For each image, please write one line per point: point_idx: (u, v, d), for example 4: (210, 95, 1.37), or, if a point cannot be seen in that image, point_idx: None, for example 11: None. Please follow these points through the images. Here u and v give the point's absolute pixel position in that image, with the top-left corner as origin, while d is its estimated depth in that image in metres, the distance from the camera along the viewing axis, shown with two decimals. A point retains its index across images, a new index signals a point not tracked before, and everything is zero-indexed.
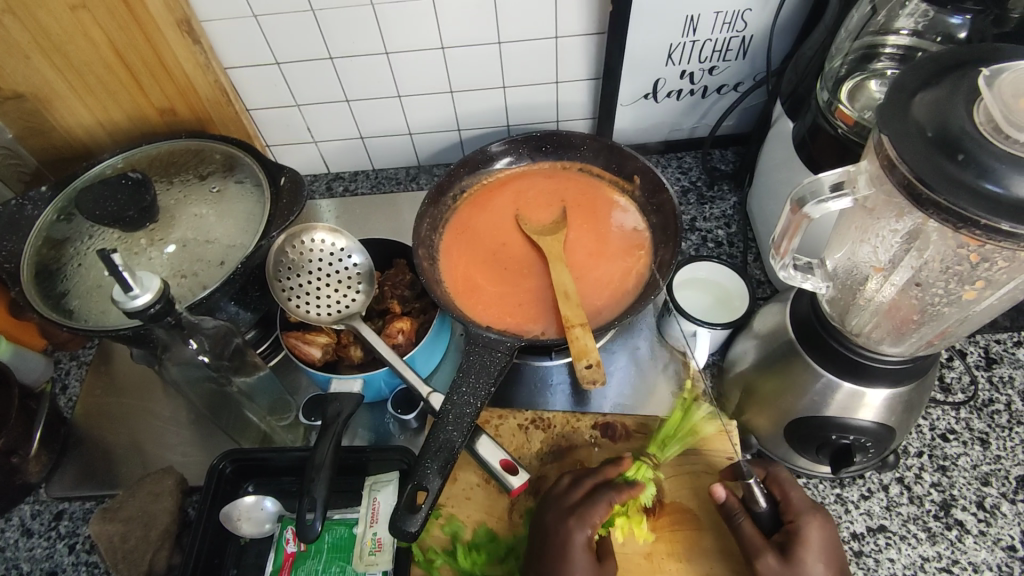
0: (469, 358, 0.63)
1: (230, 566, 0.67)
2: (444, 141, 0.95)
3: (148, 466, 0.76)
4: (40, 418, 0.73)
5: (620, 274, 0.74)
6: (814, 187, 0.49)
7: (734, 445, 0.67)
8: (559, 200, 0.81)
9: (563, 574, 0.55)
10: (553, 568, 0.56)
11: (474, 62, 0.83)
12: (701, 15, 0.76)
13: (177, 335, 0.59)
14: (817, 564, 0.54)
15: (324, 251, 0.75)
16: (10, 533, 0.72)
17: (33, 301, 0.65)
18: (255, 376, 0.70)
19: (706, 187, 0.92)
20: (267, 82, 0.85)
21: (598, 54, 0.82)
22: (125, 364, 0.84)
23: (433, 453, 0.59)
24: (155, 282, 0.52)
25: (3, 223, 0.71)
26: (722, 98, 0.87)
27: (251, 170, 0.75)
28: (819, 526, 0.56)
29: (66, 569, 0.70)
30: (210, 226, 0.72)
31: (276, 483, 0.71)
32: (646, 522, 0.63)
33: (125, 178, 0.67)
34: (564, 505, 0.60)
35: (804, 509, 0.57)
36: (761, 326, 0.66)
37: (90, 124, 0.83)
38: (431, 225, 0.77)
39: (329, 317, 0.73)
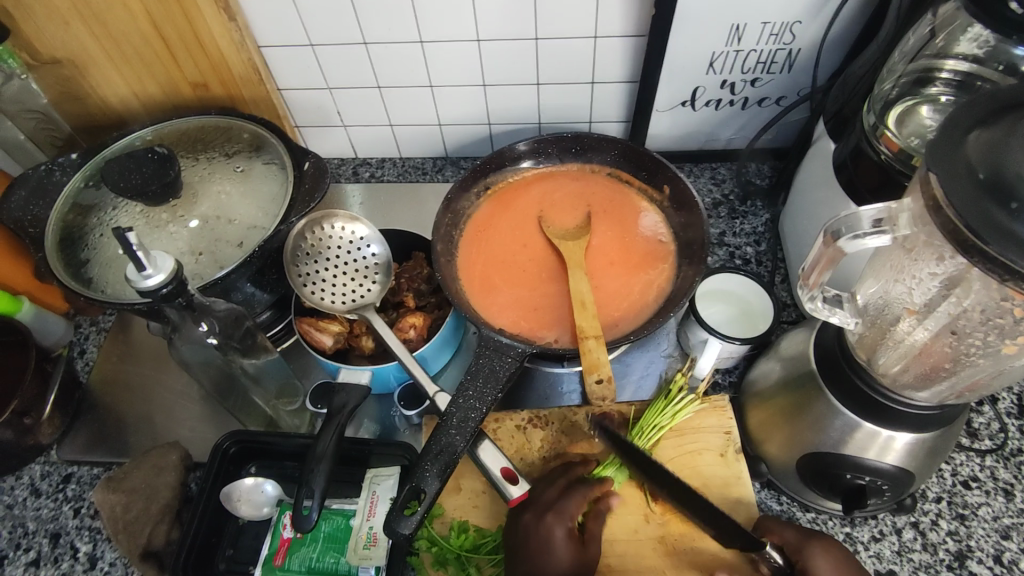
0: (478, 362, 0.62)
1: (226, 546, 0.68)
2: (474, 135, 0.94)
3: (156, 438, 0.77)
4: (55, 381, 0.75)
5: (640, 288, 0.72)
6: (851, 222, 0.47)
7: (727, 418, 0.69)
8: (584, 204, 0.79)
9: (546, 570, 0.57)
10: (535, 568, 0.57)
11: (509, 57, 0.81)
12: (747, 25, 0.72)
13: (187, 316, 0.59)
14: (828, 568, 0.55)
15: (343, 239, 0.75)
16: (19, 491, 0.74)
17: (54, 267, 0.66)
18: (266, 359, 0.70)
19: (739, 202, 0.89)
20: (300, 63, 0.84)
21: (637, 58, 0.80)
22: (142, 334, 0.85)
23: (434, 456, 0.59)
24: (168, 263, 0.52)
25: (32, 187, 0.72)
26: (762, 112, 0.84)
27: (278, 152, 0.75)
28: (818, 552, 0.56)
29: (70, 532, 0.71)
30: (232, 206, 0.71)
31: (279, 467, 0.72)
32: (656, 506, 0.64)
33: (152, 152, 0.67)
34: (543, 503, 0.61)
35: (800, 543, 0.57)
36: (787, 348, 0.63)
37: (124, 94, 0.84)
38: (452, 220, 0.76)
39: (343, 306, 0.73)
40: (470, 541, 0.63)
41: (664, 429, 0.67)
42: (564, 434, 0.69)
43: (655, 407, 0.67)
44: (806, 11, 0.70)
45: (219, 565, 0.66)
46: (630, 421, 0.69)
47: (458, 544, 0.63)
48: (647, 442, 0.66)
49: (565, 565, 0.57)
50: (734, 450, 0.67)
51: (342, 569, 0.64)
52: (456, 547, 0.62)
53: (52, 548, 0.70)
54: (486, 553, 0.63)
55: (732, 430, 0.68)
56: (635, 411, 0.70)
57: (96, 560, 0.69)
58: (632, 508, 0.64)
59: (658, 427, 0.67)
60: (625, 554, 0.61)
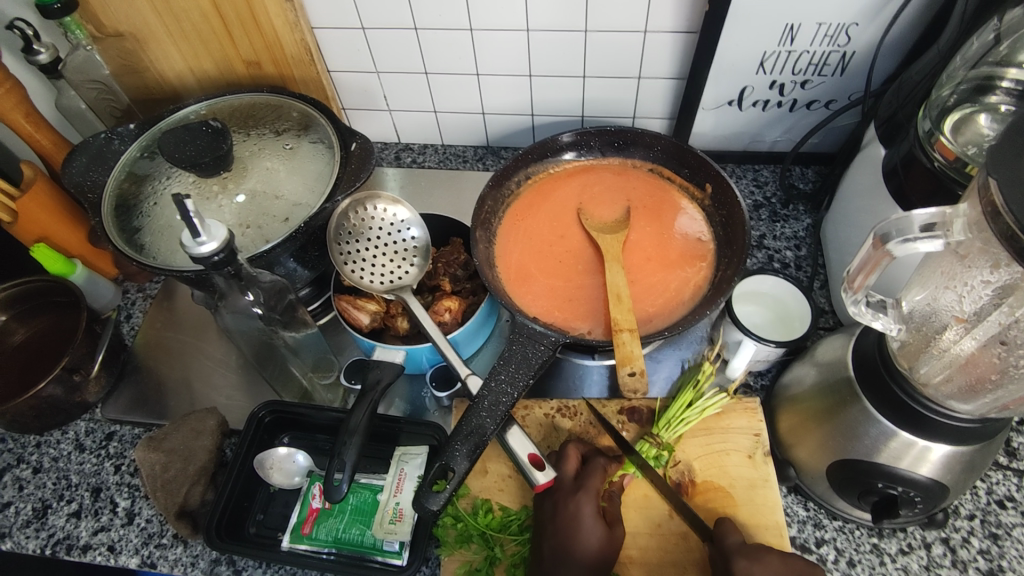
0: (511, 348, 0.63)
1: (257, 511, 0.70)
2: (517, 125, 0.94)
3: (194, 402, 0.79)
4: (103, 342, 0.78)
5: (676, 285, 0.72)
6: (902, 224, 0.46)
7: (758, 420, 0.68)
8: (625, 199, 0.79)
9: (574, 542, 0.58)
10: (564, 540, 0.58)
11: (556, 49, 0.81)
12: (802, 25, 0.71)
13: (234, 285, 0.61)
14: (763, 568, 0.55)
15: (384, 221, 0.76)
16: (64, 445, 0.77)
17: (109, 232, 0.69)
18: (304, 333, 0.72)
19: (781, 206, 0.88)
20: (351, 46, 0.85)
21: (686, 54, 0.79)
22: (186, 303, 0.89)
23: (463, 436, 0.60)
24: (222, 231, 0.53)
25: (92, 154, 0.75)
26: (811, 115, 0.83)
27: (325, 131, 0.77)
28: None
29: (111, 487, 0.74)
30: (280, 182, 0.73)
31: (311, 439, 0.74)
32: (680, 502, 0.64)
33: (207, 125, 0.69)
34: (567, 480, 0.62)
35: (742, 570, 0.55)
36: (823, 354, 0.64)
37: (181, 69, 0.86)
38: (491, 208, 0.77)
39: (381, 286, 0.74)
40: (495, 520, 0.64)
41: (691, 425, 0.67)
42: (593, 424, 0.70)
43: (680, 402, 0.66)
44: (863, 14, 0.69)
45: (250, 529, 0.68)
46: (657, 412, 0.69)
47: (484, 522, 0.63)
48: (672, 434, 0.66)
49: (595, 543, 0.58)
50: (763, 452, 0.66)
51: (366, 543, 0.66)
52: (482, 524, 0.63)
53: (93, 501, 0.73)
54: (511, 532, 0.64)
55: (761, 432, 0.68)
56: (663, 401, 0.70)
57: (134, 515, 0.71)
58: (657, 501, 0.65)
59: (683, 422, 0.67)
60: (647, 545, 0.62)
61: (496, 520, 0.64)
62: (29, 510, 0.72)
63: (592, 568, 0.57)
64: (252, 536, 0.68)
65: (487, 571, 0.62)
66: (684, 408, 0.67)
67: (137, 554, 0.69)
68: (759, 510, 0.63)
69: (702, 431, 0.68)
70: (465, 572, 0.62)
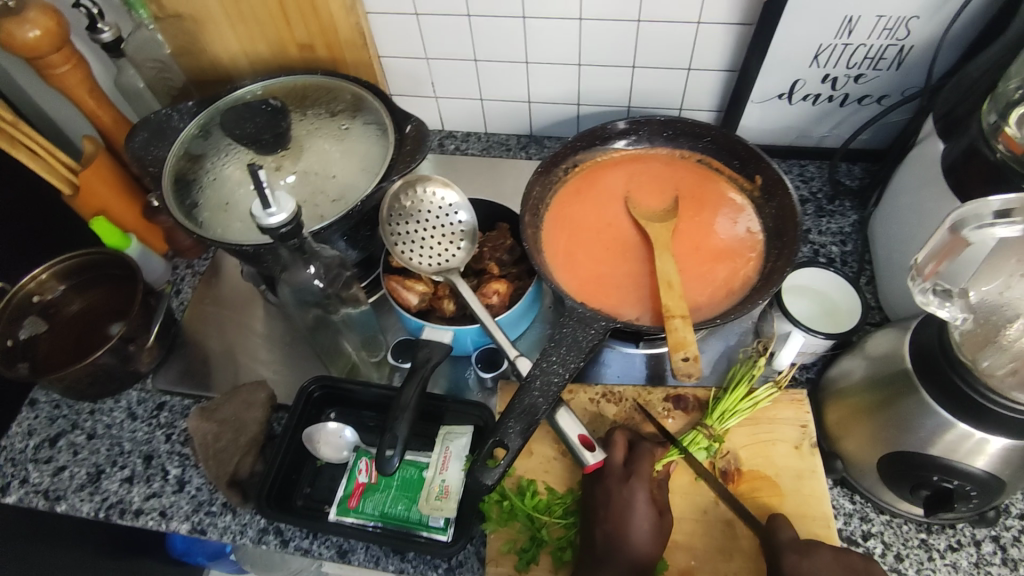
0: (561, 330, 0.63)
1: (304, 484, 0.71)
2: (562, 115, 0.95)
3: (241, 376, 0.81)
4: (158, 315, 0.79)
5: (725, 275, 0.72)
6: (980, 211, 0.46)
7: (804, 411, 0.68)
8: (673, 189, 0.80)
9: (627, 527, 0.59)
10: (618, 525, 0.59)
11: (608, 38, 0.82)
12: (861, 17, 0.71)
13: (298, 258, 0.63)
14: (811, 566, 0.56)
15: (434, 204, 0.77)
16: (117, 413, 0.79)
17: (169, 205, 0.70)
18: (356, 310, 0.73)
19: (826, 201, 0.88)
20: (403, 31, 0.86)
21: (738, 46, 0.79)
22: (232, 281, 0.90)
23: (518, 414, 0.60)
24: (290, 203, 0.54)
25: (152, 130, 0.77)
26: (862, 110, 0.82)
27: (378, 114, 0.78)
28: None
29: (162, 456, 0.75)
30: (334, 163, 0.74)
31: (357, 416, 0.75)
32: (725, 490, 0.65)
33: (266, 104, 0.71)
34: (616, 467, 0.63)
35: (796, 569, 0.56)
36: (874, 348, 0.64)
37: (235, 51, 0.88)
38: (540, 193, 0.77)
39: (429, 268, 0.75)
40: (540, 502, 0.64)
41: (744, 415, 0.67)
42: (637, 411, 0.70)
43: (733, 396, 0.66)
44: (925, 7, 0.69)
45: (297, 501, 0.70)
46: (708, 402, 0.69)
47: (530, 504, 0.64)
48: (725, 425, 0.67)
49: (648, 529, 0.59)
50: (810, 444, 0.66)
51: (412, 518, 0.67)
52: (529, 506, 0.64)
53: (145, 468, 0.75)
54: (556, 516, 0.64)
55: (808, 424, 0.68)
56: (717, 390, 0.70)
57: (184, 483, 0.73)
58: (702, 488, 0.65)
59: (737, 413, 0.67)
60: (694, 532, 0.63)
61: (542, 505, 0.64)
62: (83, 474, 0.75)
63: (646, 553, 0.58)
64: (300, 508, 0.69)
65: (533, 551, 0.62)
66: (738, 400, 0.67)
67: (188, 520, 0.71)
68: (806, 502, 0.63)
69: (749, 421, 0.68)
70: (509, 549, 0.63)
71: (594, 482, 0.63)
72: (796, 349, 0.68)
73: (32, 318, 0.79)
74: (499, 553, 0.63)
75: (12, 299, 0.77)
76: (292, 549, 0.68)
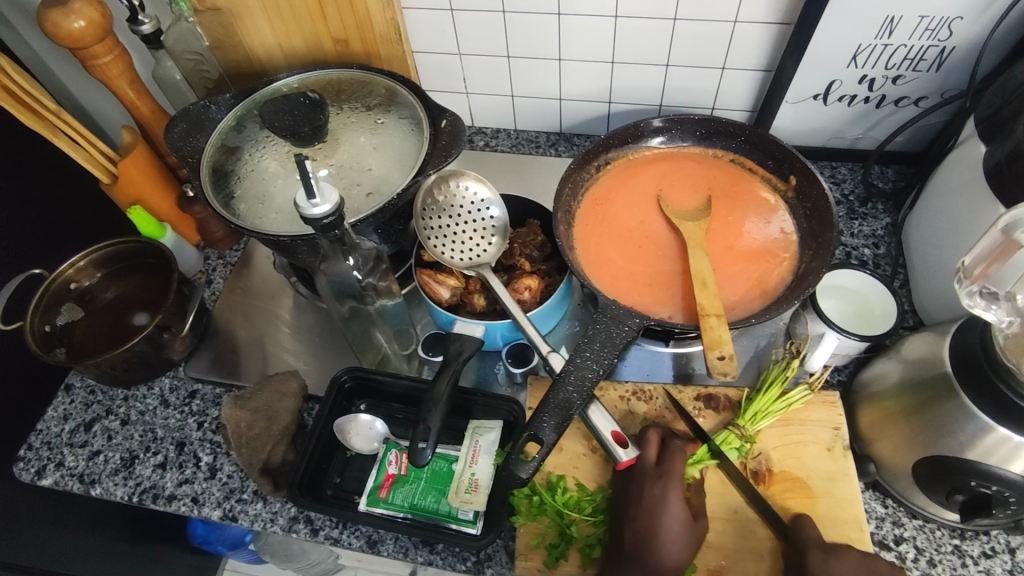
0: (594, 327, 0.63)
1: (334, 474, 0.72)
2: (592, 112, 0.95)
3: (272, 366, 0.82)
4: (192, 304, 0.80)
5: (758, 275, 0.72)
6: None
7: (837, 414, 0.68)
8: (705, 188, 0.79)
9: (658, 526, 0.59)
10: (648, 524, 0.59)
11: (643, 36, 0.82)
12: (903, 17, 0.70)
13: (338, 249, 0.63)
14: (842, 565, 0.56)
15: (467, 199, 0.77)
16: (150, 400, 0.80)
17: (207, 195, 0.71)
18: (390, 303, 0.74)
19: (859, 203, 0.87)
20: (437, 27, 0.87)
21: (775, 46, 0.79)
22: (262, 272, 0.91)
23: (552, 409, 0.61)
24: (334, 194, 0.55)
25: (191, 121, 0.78)
26: (898, 112, 0.82)
27: (413, 108, 0.78)
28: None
29: (194, 443, 0.76)
30: (368, 156, 0.75)
31: (386, 408, 0.76)
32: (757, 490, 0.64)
33: (304, 97, 0.71)
34: (649, 465, 0.63)
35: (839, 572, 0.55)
36: (910, 351, 0.63)
37: (270, 45, 0.89)
38: (572, 190, 0.77)
39: (461, 262, 0.76)
40: (571, 499, 0.64)
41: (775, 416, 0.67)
42: (669, 409, 0.70)
43: (764, 397, 0.66)
44: (969, 8, 0.68)
45: (327, 491, 0.70)
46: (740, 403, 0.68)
47: (561, 501, 0.63)
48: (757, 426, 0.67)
49: (679, 528, 0.59)
50: (842, 446, 0.66)
51: (441, 510, 0.67)
52: (559, 502, 0.63)
53: (178, 455, 0.76)
54: (585, 513, 0.64)
55: (841, 426, 0.67)
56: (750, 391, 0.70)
57: (216, 470, 0.74)
58: (733, 489, 0.65)
59: (769, 414, 0.66)
60: (725, 531, 0.62)
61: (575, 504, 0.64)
62: (117, 459, 0.76)
63: (676, 553, 0.58)
64: (330, 497, 0.70)
65: (562, 547, 0.62)
66: (769, 401, 0.67)
67: (220, 507, 0.72)
68: (837, 504, 0.63)
69: (781, 423, 0.68)
70: (537, 543, 0.63)
71: (626, 479, 0.63)
72: (827, 352, 0.67)
73: (69, 305, 0.80)
74: (528, 547, 0.63)
75: (51, 286, 0.78)
76: (321, 538, 0.69)
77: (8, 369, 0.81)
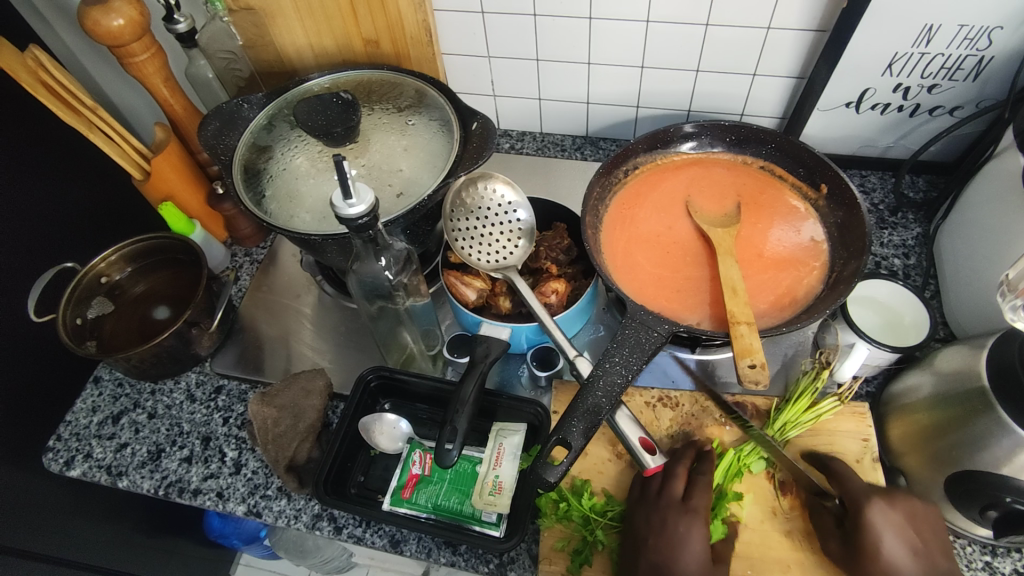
0: (624, 332, 0.63)
1: (358, 473, 0.72)
2: (620, 117, 0.95)
3: (297, 363, 0.82)
4: (221, 301, 0.81)
5: (788, 283, 0.71)
6: None
7: (867, 425, 0.67)
8: (734, 194, 0.79)
9: (676, 563, 0.58)
10: (667, 557, 0.58)
11: (674, 41, 0.81)
12: (942, 26, 0.69)
13: (371, 249, 0.63)
14: (885, 533, 0.57)
15: (494, 202, 0.77)
16: (176, 394, 0.81)
17: (239, 193, 0.72)
18: (418, 303, 0.74)
19: (889, 213, 0.86)
20: (468, 29, 0.87)
21: (808, 53, 0.78)
22: (288, 270, 0.92)
23: (580, 414, 0.60)
24: (370, 195, 0.56)
25: (224, 119, 0.79)
26: (932, 121, 0.81)
27: (443, 110, 0.78)
28: (883, 508, 0.58)
29: (220, 438, 0.77)
30: (398, 156, 0.75)
31: (411, 408, 0.77)
32: (783, 500, 0.64)
33: (337, 97, 0.72)
34: (675, 498, 0.62)
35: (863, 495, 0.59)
36: (944, 364, 0.62)
37: (301, 45, 0.90)
38: (600, 194, 0.77)
39: (488, 264, 0.76)
40: (598, 505, 0.64)
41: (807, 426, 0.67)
42: (694, 416, 0.70)
43: (795, 407, 0.67)
44: (1011, 17, 0.67)
45: (351, 489, 0.70)
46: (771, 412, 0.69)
47: (586, 509, 0.64)
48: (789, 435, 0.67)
49: (697, 567, 0.58)
50: (872, 458, 0.65)
51: (464, 511, 0.66)
52: (586, 508, 0.64)
53: (204, 449, 0.76)
54: (608, 518, 0.64)
55: (870, 438, 0.66)
56: (779, 401, 0.70)
57: (241, 466, 0.75)
58: (759, 499, 0.64)
59: (800, 424, 0.67)
60: (753, 543, 0.62)
61: (603, 511, 0.64)
62: (144, 452, 0.77)
63: None
64: (354, 495, 0.70)
65: (587, 553, 0.62)
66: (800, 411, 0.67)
67: (244, 502, 0.72)
68: None
69: (809, 434, 0.67)
70: (562, 547, 0.63)
71: (648, 511, 0.62)
72: (856, 363, 0.67)
73: (99, 299, 0.81)
74: (552, 551, 0.63)
75: (83, 280, 0.78)
76: (345, 536, 0.69)
77: (38, 360, 0.83)
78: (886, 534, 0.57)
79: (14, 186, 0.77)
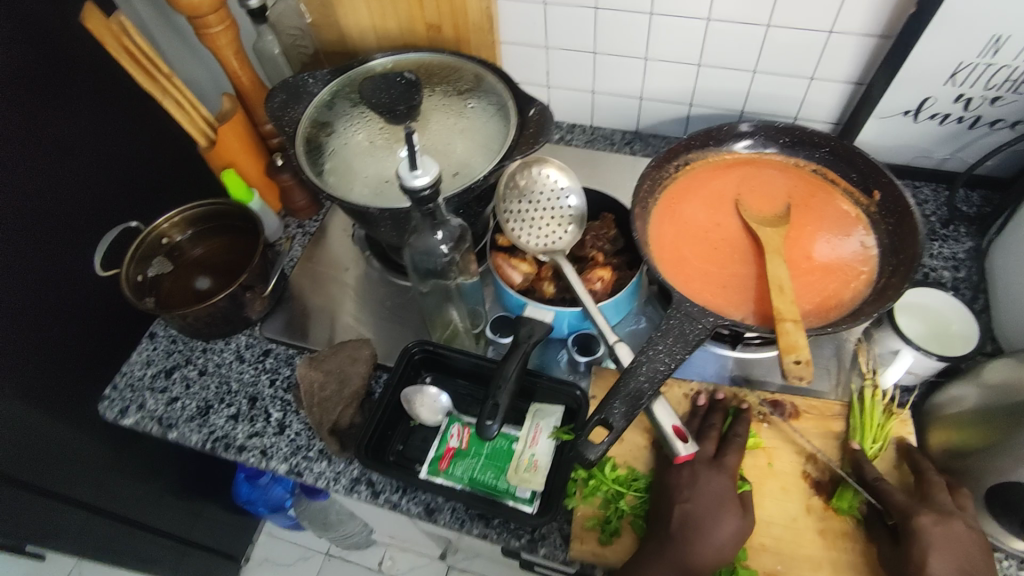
0: (669, 322, 0.64)
1: (398, 441, 0.74)
2: (672, 113, 0.96)
3: (342, 333, 0.85)
4: (275, 268, 0.85)
5: (835, 286, 0.71)
6: None
7: (908, 429, 0.68)
8: (785, 196, 0.79)
9: (713, 526, 0.60)
10: (705, 513, 0.61)
11: (733, 40, 0.82)
12: (1010, 37, 0.69)
13: (428, 223, 0.66)
14: (935, 554, 0.56)
15: (547, 186, 0.80)
16: (227, 354, 0.84)
17: (301, 164, 0.74)
18: (468, 282, 0.76)
19: (940, 225, 0.85)
20: (529, 18, 0.89)
21: (869, 58, 0.78)
22: (337, 243, 0.94)
23: (622, 397, 0.62)
24: (434, 167, 0.57)
25: (289, 92, 0.82)
26: (991, 135, 0.80)
27: (501, 95, 0.80)
28: (929, 518, 0.58)
29: (266, 398, 0.80)
30: (455, 137, 0.77)
31: (451, 384, 0.79)
32: (818, 500, 0.64)
33: (401, 77, 0.74)
34: (707, 456, 0.65)
35: (911, 507, 0.59)
36: (991, 376, 0.62)
37: (365, 26, 0.92)
38: (650, 187, 0.78)
39: (537, 247, 0.77)
40: (621, 477, 0.66)
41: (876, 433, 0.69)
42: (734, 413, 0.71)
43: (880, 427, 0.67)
44: None
45: (390, 457, 0.72)
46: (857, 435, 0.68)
47: (613, 480, 0.66)
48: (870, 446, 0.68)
49: (733, 526, 0.60)
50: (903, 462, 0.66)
51: (499, 487, 0.68)
52: (611, 480, 0.66)
53: (250, 408, 0.79)
54: (634, 489, 0.66)
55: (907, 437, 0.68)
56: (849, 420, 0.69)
57: (285, 427, 0.77)
58: (792, 496, 0.65)
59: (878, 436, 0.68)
60: (784, 539, 0.62)
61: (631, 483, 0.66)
62: (194, 407, 0.80)
63: (727, 551, 0.59)
64: (392, 462, 0.72)
65: (616, 523, 0.64)
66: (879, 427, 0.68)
67: (286, 462, 0.75)
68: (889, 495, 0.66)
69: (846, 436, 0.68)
70: (593, 526, 0.65)
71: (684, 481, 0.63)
72: (903, 365, 0.68)
73: (160, 259, 0.84)
74: (583, 529, 0.65)
75: (146, 239, 0.82)
76: (381, 501, 0.72)
77: (97, 312, 0.87)
78: (935, 552, 0.56)
79: (89, 144, 0.81)
